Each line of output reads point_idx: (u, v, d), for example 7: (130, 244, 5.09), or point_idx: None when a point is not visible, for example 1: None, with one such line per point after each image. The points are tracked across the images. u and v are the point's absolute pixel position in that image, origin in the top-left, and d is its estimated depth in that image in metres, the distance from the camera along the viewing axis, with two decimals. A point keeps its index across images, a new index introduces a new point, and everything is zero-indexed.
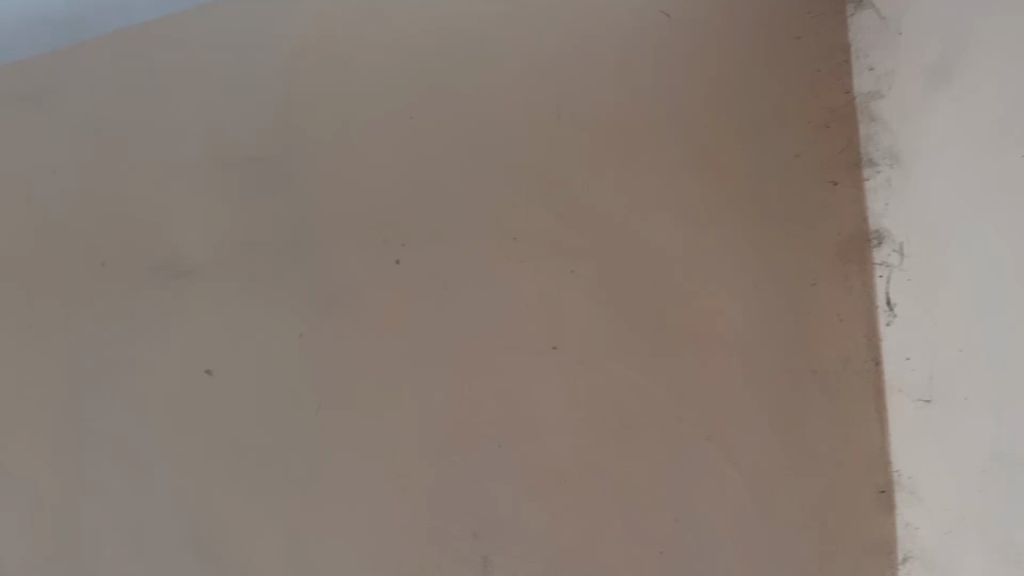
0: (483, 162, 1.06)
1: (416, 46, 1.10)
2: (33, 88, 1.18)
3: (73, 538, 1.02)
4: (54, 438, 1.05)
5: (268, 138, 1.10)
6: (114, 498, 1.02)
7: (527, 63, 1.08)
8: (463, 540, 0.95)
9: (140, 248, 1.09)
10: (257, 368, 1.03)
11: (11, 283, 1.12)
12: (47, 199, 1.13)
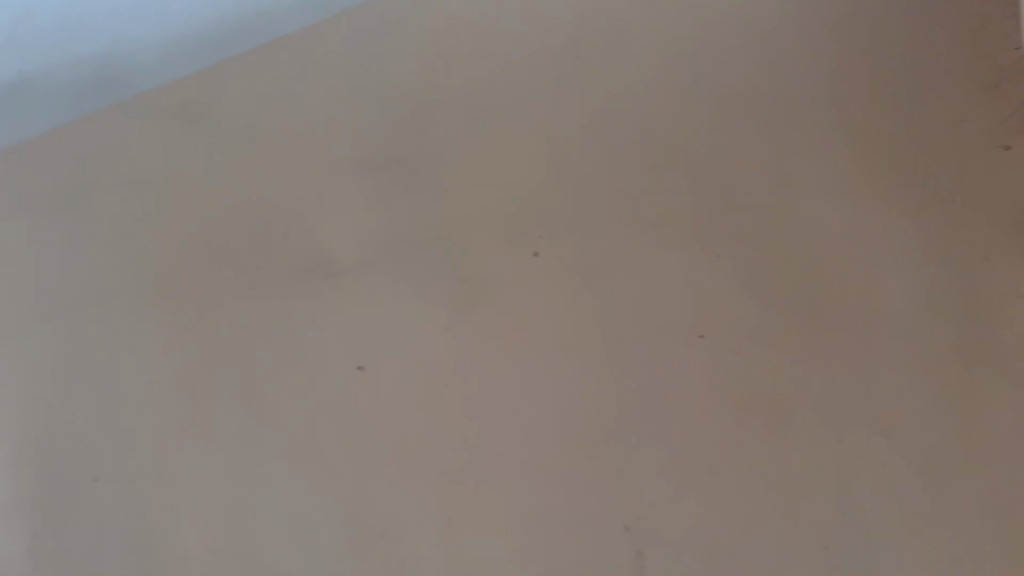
0: (618, 157, 1.08)
1: (550, 59, 1.17)
2: (187, 104, 1.20)
3: (222, 537, 0.98)
4: (204, 437, 1.02)
5: (410, 142, 1.14)
6: (267, 494, 0.99)
7: (657, 67, 1.13)
8: (616, 533, 0.93)
9: (291, 248, 1.11)
10: (408, 363, 1.03)
11: (164, 285, 1.10)
12: (199, 204, 1.15)
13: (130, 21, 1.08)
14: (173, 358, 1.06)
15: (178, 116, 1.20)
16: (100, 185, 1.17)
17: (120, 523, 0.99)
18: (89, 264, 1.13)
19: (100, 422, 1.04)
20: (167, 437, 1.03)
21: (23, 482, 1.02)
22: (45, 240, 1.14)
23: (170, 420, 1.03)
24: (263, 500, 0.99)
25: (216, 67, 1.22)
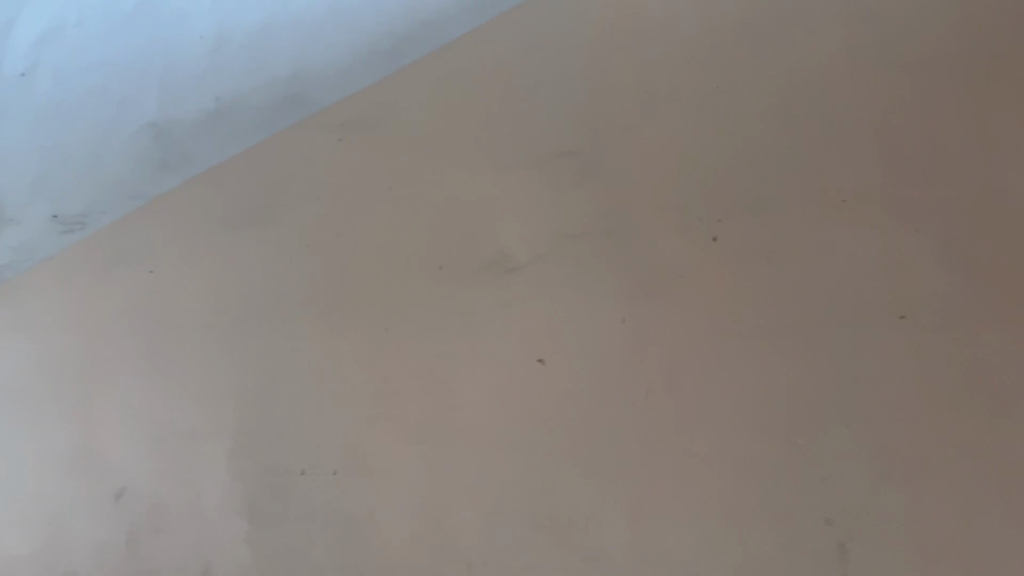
0: (795, 141, 1.10)
1: (713, 46, 1.18)
2: (362, 115, 1.24)
3: (424, 527, 1.02)
4: (397, 432, 1.06)
5: (579, 134, 1.16)
6: (464, 485, 1.02)
7: (826, 50, 1.15)
8: (813, 526, 0.94)
9: (468, 248, 1.13)
10: (590, 355, 1.05)
11: (348, 284, 1.13)
12: (376, 207, 1.17)
13: (316, 27, 1.07)
14: (359, 356, 1.10)
15: (355, 126, 1.23)
16: (286, 197, 1.20)
17: (330, 516, 1.04)
18: (274, 269, 1.16)
19: (302, 420, 1.08)
20: (366, 432, 1.06)
21: (238, 478, 1.07)
22: (240, 250, 1.19)
23: (365, 417, 1.07)
24: (461, 494, 1.02)
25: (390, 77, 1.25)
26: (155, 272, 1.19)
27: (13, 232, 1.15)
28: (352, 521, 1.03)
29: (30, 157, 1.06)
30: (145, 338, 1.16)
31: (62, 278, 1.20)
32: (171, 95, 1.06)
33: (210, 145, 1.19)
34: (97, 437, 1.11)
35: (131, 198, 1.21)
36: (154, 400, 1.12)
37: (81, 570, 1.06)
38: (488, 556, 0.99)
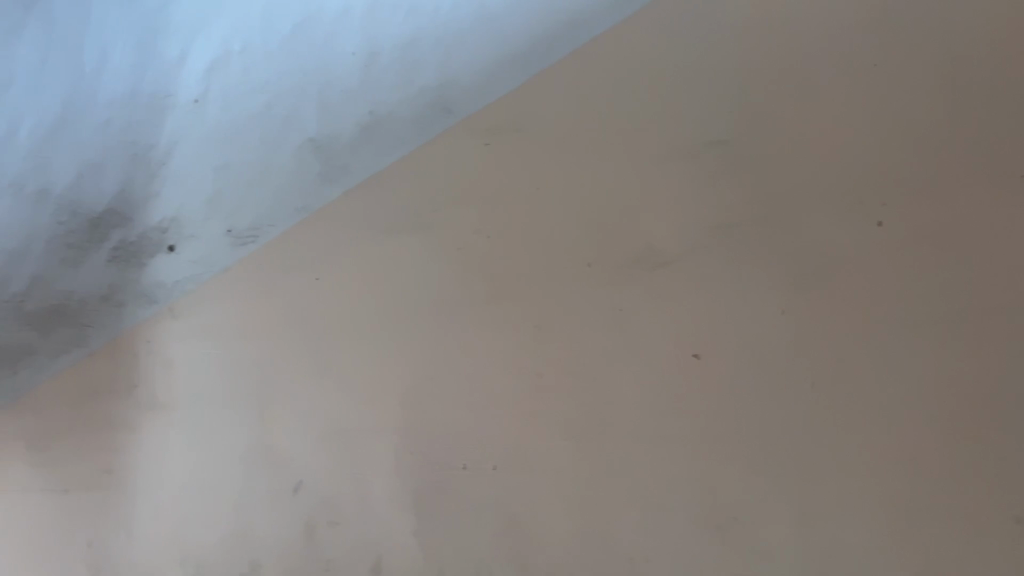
0: (963, 117, 1.05)
1: (866, 22, 1.13)
2: (505, 117, 1.25)
3: (588, 522, 1.03)
4: (556, 428, 1.07)
5: (726, 122, 1.14)
6: (626, 481, 1.03)
7: (993, 19, 1.08)
8: (1001, 525, 0.92)
9: (618, 243, 1.13)
10: (749, 348, 1.04)
11: (500, 284, 1.16)
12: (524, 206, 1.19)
13: (454, 29, 1.09)
14: (514, 353, 1.12)
15: (504, 130, 1.25)
16: (440, 203, 1.23)
17: (490, 511, 1.06)
18: (428, 271, 1.20)
19: (461, 417, 1.11)
20: (521, 428, 1.08)
21: (404, 474, 1.11)
22: (401, 257, 1.22)
23: (522, 413, 1.09)
24: (620, 490, 1.03)
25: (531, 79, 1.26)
26: (321, 279, 1.24)
27: (194, 246, 1.22)
28: (512, 516, 1.05)
29: (208, 178, 1.12)
30: (315, 343, 1.21)
31: (238, 286, 1.28)
32: (328, 112, 1.11)
33: (365, 155, 1.23)
34: (274, 434, 1.18)
35: (297, 209, 1.26)
36: (326, 399, 1.17)
37: (266, 563, 1.12)
38: (652, 551, 1.00)
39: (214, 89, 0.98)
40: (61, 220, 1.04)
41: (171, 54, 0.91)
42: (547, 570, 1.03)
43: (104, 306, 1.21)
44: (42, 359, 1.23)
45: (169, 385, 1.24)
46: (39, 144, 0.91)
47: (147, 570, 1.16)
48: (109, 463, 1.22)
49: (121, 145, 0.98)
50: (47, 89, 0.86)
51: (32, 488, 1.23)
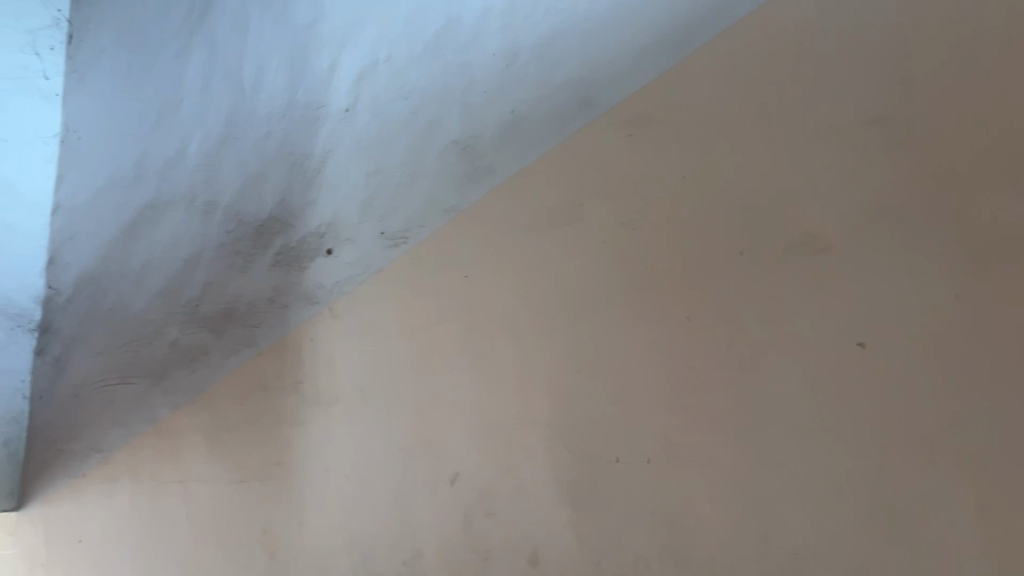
0: None
1: None
2: (647, 107, 1.24)
3: (750, 520, 0.99)
4: (711, 421, 1.05)
5: (884, 104, 1.11)
6: (788, 477, 0.99)
7: None
8: None
9: (770, 230, 1.11)
10: (919, 336, 0.99)
11: (647, 277, 1.15)
12: (670, 198, 1.18)
13: (583, 33, 1.25)
14: (664, 346, 1.11)
15: (647, 121, 1.24)
16: (583, 196, 1.24)
17: (647, 506, 1.05)
18: (574, 267, 1.20)
19: (614, 410, 1.11)
20: (675, 422, 1.07)
21: (558, 467, 1.11)
22: (547, 253, 1.23)
23: (676, 406, 1.08)
24: (784, 486, 0.99)
25: (674, 68, 1.24)
26: (469, 277, 1.27)
27: (350, 249, 1.35)
28: (670, 510, 1.04)
29: (360, 186, 1.35)
30: (466, 338, 1.24)
31: (391, 285, 1.33)
32: (468, 113, 1.29)
33: (508, 158, 1.30)
34: (430, 427, 1.21)
35: (444, 211, 1.32)
36: (478, 394, 1.20)
37: (428, 552, 1.15)
38: (820, 549, 0.95)
39: (363, 97, 1.33)
40: (230, 227, 1.36)
41: (322, 63, 1.34)
42: (709, 566, 1.00)
43: (270, 308, 1.38)
44: (214, 359, 1.39)
45: (332, 381, 1.31)
46: (214, 149, 1.35)
47: (317, 559, 1.23)
48: (279, 456, 1.30)
49: (281, 154, 1.35)
50: (223, 102, 1.35)
51: (212, 480, 1.34)
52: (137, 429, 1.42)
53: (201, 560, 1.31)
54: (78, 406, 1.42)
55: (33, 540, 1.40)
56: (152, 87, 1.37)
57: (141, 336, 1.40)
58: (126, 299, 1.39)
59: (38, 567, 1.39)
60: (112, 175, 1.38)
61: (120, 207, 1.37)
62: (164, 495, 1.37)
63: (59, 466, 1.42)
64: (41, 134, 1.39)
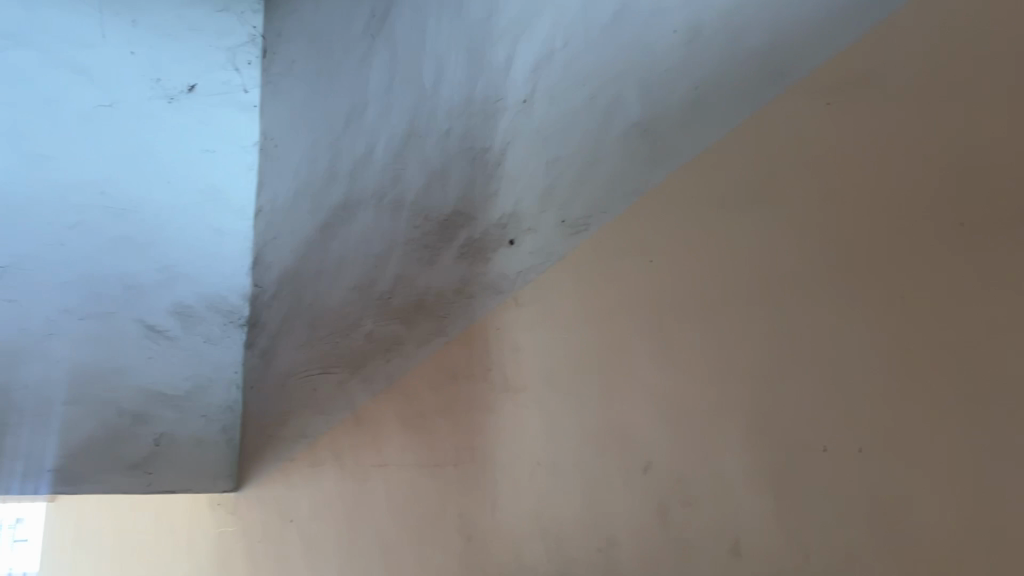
0: None
1: None
2: (844, 66, 1.07)
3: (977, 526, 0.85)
4: (929, 413, 0.91)
5: None
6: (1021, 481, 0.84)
7: None
8: None
9: (993, 189, 0.92)
10: None
11: (846, 252, 1.01)
12: (869, 162, 1.01)
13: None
14: (870, 328, 0.97)
15: (849, 85, 1.06)
16: (775, 169, 1.10)
17: (860, 504, 0.94)
18: (761, 246, 1.08)
19: (823, 405, 0.99)
20: (890, 413, 0.93)
21: (760, 461, 1.02)
22: (736, 234, 1.11)
23: (888, 396, 0.94)
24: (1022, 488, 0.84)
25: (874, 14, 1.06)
26: (656, 262, 1.18)
27: (532, 238, 1.34)
28: (891, 504, 0.91)
29: (541, 172, 1.34)
30: (653, 322, 1.17)
31: (573, 277, 1.28)
32: (648, 94, 1.24)
33: (692, 138, 1.19)
34: (620, 414, 1.17)
35: (625, 194, 1.24)
36: (667, 379, 1.13)
37: (622, 539, 1.12)
38: None
39: (539, 88, 1.36)
40: (419, 222, 1.50)
41: (501, 58, 1.42)
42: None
43: (457, 298, 1.43)
44: (408, 348, 1.50)
45: (519, 369, 1.32)
46: (399, 147, 1.57)
47: (512, 541, 1.24)
48: (471, 441, 1.34)
49: (462, 149, 1.45)
50: (387, 111, 1.61)
51: (410, 464, 1.43)
52: (337, 415, 1.58)
53: (407, 535, 1.40)
54: (296, 384, 1.69)
55: (251, 520, 1.71)
56: (340, 96, 1.73)
57: (340, 328, 1.62)
58: (322, 296, 1.67)
59: (254, 542, 1.70)
60: (314, 180, 1.75)
61: (302, 218, 1.76)
62: (365, 481, 1.50)
63: (272, 453, 1.72)
64: (244, 143, 1.96)
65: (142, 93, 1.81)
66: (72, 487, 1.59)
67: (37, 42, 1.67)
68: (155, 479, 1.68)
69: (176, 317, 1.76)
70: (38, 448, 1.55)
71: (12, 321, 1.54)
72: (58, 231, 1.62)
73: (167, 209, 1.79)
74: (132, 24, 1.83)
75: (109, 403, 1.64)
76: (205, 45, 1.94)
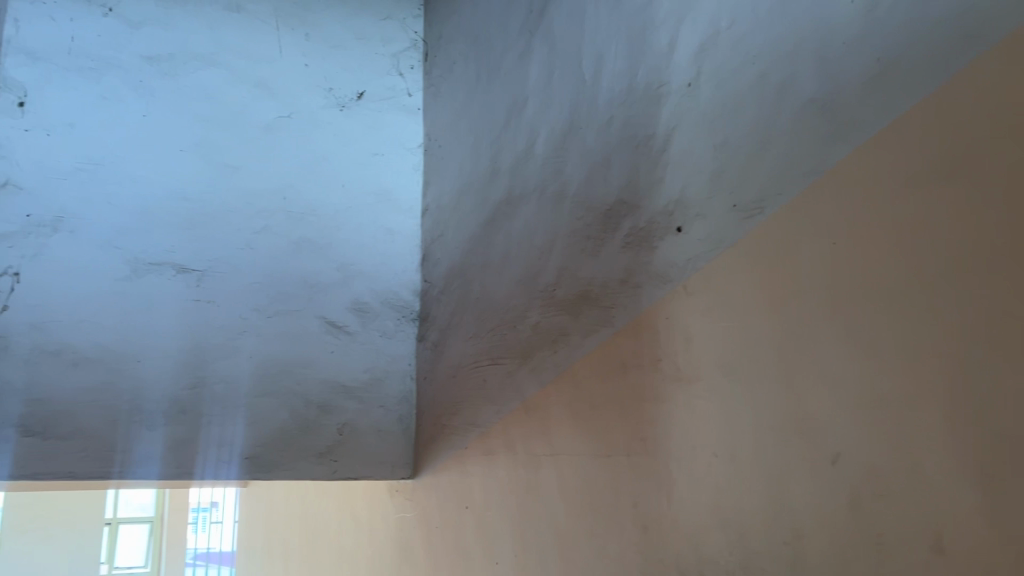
0: None
1: None
2: None
3: None
4: None
5: None
6: None
7: None
8: None
9: None
10: None
11: None
12: None
13: None
14: None
15: None
16: (959, 126, 0.93)
17: None
18: (950, 213, 0.92)
19: None
20: None
21: (968, 455, 0.87)
22: (922, 199, 0.95)
23: None
24: None
25: None
26: (839, 243, 1.05)
27: (700, 224, 1.29)
28: None
29: (709, 157, 1.28)
30: (834, 309, 1.04)
31: (747, 261, 1.19)
32: (827, 67, 1.12)
33: (877, 110, 1.04)
34: (804, 404, 1.07)
35: (807, 174, 1.12)
36: (855, 365, 1.01)
37: (809, 534, 1.04)
38: None
39: (705, 69, 1.30)
40: (581, 214, 1.51)
41: (664, 41, 1.38)
42: None
43: (623, 289, 1.42)
44: (573, 339, 1.51)
45: (691, 358, 1.26)
46: (560, 138, 1.59)
47: (688, 534, 1.22)
48: (643, 431, 1.33)
49: (626, 139, 1.44)
50: (549, 105, 1.63)
51: (584, 455, 1.44)
52: (510, 404, 1.65)
53: (585, 523, 1.42)
54: (466, 374, 1.78)
55: (445, 502, 1.84)
56: (500, 92, 1.78)
57: (507, 321, 1.67)
58: (487, 289, 1.74)
59: (432, 528, 1.88)
60: (478, 178, 1.81)
61: (466, 216, 1.84)
62: (540, 470, 1.54)
63: (448, 441, 1.85)
64: (409, 145, 2.05)
65: (315, 102, 1.95)
66: (265, 472, 1.90)
67: (225, 61, 1.85)
68: (339, 465, 1.96)
69: (355, 314, 1.89)
70: (231, 436, 1.82)
71: (213, 320, 1.74)
72: (247, 235, 1.78)
73: (343, 211, 1.91)
74: (306, 37, 1.97)
75: (297, 395, 1.85)
76: (371, 51, 2.05)
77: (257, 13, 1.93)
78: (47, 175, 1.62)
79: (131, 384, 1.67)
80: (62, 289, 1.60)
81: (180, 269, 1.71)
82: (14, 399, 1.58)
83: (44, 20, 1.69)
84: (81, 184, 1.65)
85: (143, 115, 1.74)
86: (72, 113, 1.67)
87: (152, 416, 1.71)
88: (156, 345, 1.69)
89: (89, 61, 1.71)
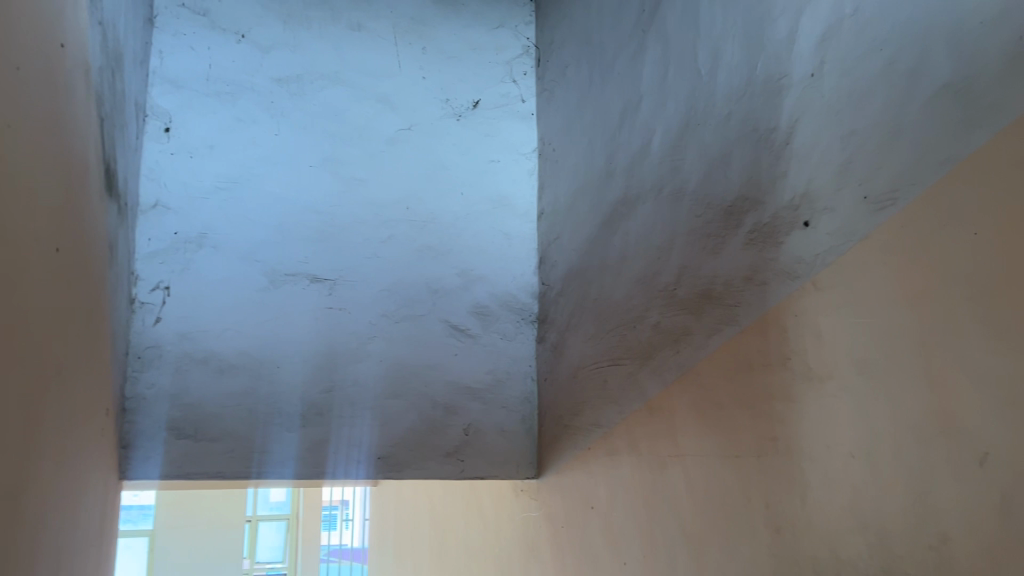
0: None
1: None
2: None
3: None
4: None
5: None
6: None
7: None
8: None
9: None
10: None
11: None
12: None
13: None
14: None
15: None
16: None
17: None
18: None
19: None
20: None
21: None
22: None
23: None
24: None
25: None
26: (980, 234, 0.98)
27: (828, 218, 1.25)
28: None
29: (836, 147, 1.24)
30: (979, 303, 0.98)
31: (881, 255, 1.14)
32: (959, 49, 1.06)
33: (1014, 90, 0.98)
34: (949, 404, 1.01)
35: (941, 162, 1.06)
36: (1000, 362, 0.95)
37: (957, 538, 0.98)
38: None
39: (828, 58, 1.26)
40: (701, 211, 1.50)
41: (783, 32, 1.35)
42: None
43: (748, 287, 1.39)
44: (696, 338, 1.50)
45: (823, 356, 1.23)
46: (676, 136, 1.58)
47: (825, 536, 1.18)
48: (773, 431, 1.30)
49: (746, 133, 1.42)
50: (664, 104, 1.62)
51: (711, 455, 1.43)
52: (632, 404, 1.65)
53: (713, 523, 1.41)
54: (589, 375, 1.80)
55: (569, 502, 1.86)
56: (614, 93, 1.79)
57: (627, 322, 1.68)
58: (608, 290, 1.75)
59: (558, 529, 1.90)
60: (596, 179, 1.82)
61: (585, 218, 1.85)
62: (667, 471, 1.53)
63: (570, 442, 1.86)
64: (524, 150, 2.09)
65: (432, 113, 2.03)
66: (397, 471, 1.86)
67: (350, 80, 1.97)
68: (467, 465, 1.92)
69: (475, 317, 1.96)
70: (358, 435, 1.83)
71: (345, 326, 1.84)
72: (375, 244, 1.89)
73: (462, 218, 1.99)
74: (422, 51, 2.07)
75: (424, 397, 1.89)
76: (484, 61, 2.12)
77: (376, 30, 2.04)
78: (194, 195, 1.79)
79: (269, 387, 1.77)
80: (208, 300, 1.75)
81: (313, 279, 1.83)
82: (165, 404, 1.70)
83: (186, 51, 1.86)
84: (223, 202, 1.80)
85: (275, 134, 1.88)
86: (212, 135, 1.83)
87: (289, 418, 1.78)
88: (291, 350, 1.79)
89: (226, 87, 1.87)
